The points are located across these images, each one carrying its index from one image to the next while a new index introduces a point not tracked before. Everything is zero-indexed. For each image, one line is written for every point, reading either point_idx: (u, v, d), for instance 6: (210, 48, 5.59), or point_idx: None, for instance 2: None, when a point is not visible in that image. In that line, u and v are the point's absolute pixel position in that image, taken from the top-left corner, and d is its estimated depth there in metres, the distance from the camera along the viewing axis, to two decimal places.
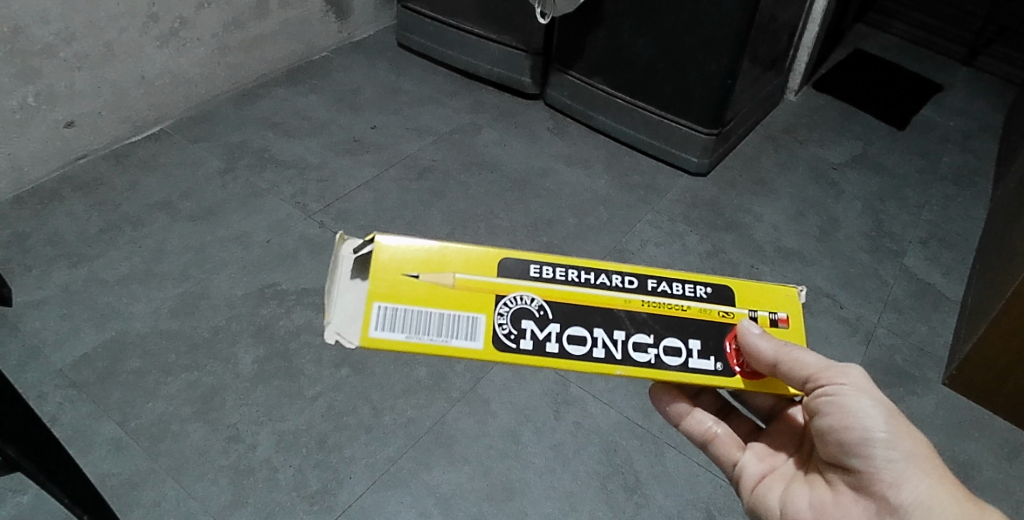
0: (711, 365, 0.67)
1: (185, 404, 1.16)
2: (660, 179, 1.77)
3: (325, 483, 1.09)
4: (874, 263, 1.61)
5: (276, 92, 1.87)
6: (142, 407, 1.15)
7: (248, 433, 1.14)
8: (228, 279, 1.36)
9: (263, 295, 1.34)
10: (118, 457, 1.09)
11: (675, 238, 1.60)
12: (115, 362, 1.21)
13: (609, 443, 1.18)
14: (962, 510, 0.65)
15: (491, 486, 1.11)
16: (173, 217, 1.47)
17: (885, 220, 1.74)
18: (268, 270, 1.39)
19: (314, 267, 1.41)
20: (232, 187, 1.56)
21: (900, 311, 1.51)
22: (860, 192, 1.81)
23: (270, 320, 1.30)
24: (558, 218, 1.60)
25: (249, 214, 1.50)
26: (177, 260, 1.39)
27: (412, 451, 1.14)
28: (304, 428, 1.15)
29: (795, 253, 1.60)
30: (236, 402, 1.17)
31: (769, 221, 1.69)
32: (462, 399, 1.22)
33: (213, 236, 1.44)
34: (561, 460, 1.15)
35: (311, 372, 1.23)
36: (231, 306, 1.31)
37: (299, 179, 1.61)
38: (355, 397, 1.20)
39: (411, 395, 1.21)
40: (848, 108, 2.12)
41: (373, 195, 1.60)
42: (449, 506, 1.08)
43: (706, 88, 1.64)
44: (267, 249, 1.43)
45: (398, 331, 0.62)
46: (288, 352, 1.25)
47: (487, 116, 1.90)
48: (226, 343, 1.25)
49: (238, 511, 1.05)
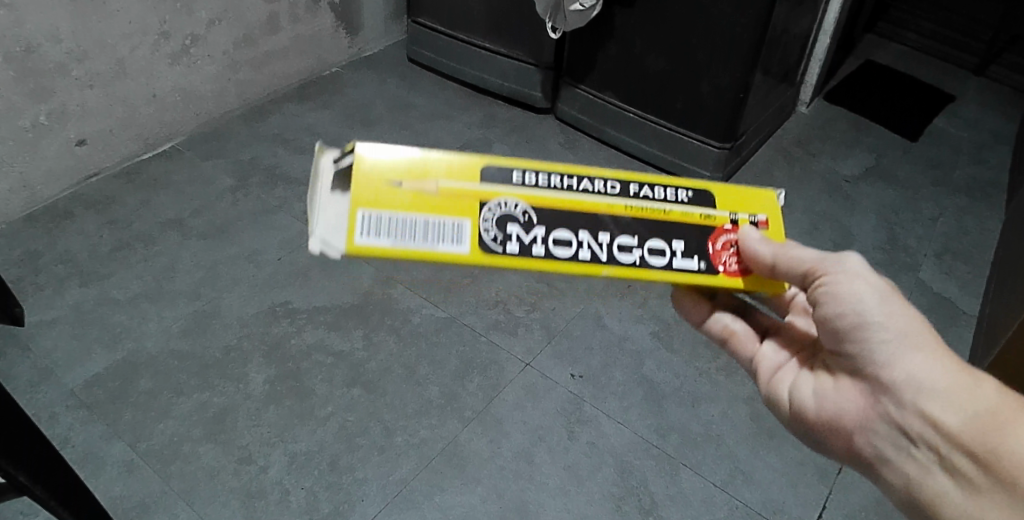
0: (695, 265, 0.61)
1: (196, 426, 1.15)
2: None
3: (337, 508, 1.08)
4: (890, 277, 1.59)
5: (287, 108, 1.87)
6: (153, 427, 1.15)
7: (259, 455, 1.13)
8: (239, 296, 1.36)
9: (274, 314, 1.33)
10: (129, 480, 1.08)
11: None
12: (127, 382, 1.20)
13: (624, 465, 1.17)
14: (962, 382, 0.60)
15: (503, 511, 1.09)
16: (184, 235, 1.47)
17: (900, 234, 1.72)
18: (280, 288, 1.38)
19: (326, 285, 1.40)
20: (243, 205, 1.56)
21: None
22: (874, 206, 1.80)
23: (282, 339, 1.30)
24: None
25: (261, 232, 1.50)
26: (189, 277, 1.39)
27: (424, 473, 1.13)
28: (315, 451, 1.14)
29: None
30: (248, 424, 1.16)
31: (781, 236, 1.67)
32: (474, 420, 1.21)
33: (224, 254, 1.44)
34: (575, 485, 1.13)
35: (323, 392, 1.22)
36: (243, 324, 1.31)
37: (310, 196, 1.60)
38: (367, 418, 1.19)
39: (423, 416, 1.20)
40: (859, 119, 2.11)
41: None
42: None
43: (719, 101, 1.64)
44: (279, 268, 1.42)
45: (383, 238, 0.56)
46: (298, 371, 1.25)
47: (497, 131, 1.90)
48: (237, 362, 1.25)
49: None
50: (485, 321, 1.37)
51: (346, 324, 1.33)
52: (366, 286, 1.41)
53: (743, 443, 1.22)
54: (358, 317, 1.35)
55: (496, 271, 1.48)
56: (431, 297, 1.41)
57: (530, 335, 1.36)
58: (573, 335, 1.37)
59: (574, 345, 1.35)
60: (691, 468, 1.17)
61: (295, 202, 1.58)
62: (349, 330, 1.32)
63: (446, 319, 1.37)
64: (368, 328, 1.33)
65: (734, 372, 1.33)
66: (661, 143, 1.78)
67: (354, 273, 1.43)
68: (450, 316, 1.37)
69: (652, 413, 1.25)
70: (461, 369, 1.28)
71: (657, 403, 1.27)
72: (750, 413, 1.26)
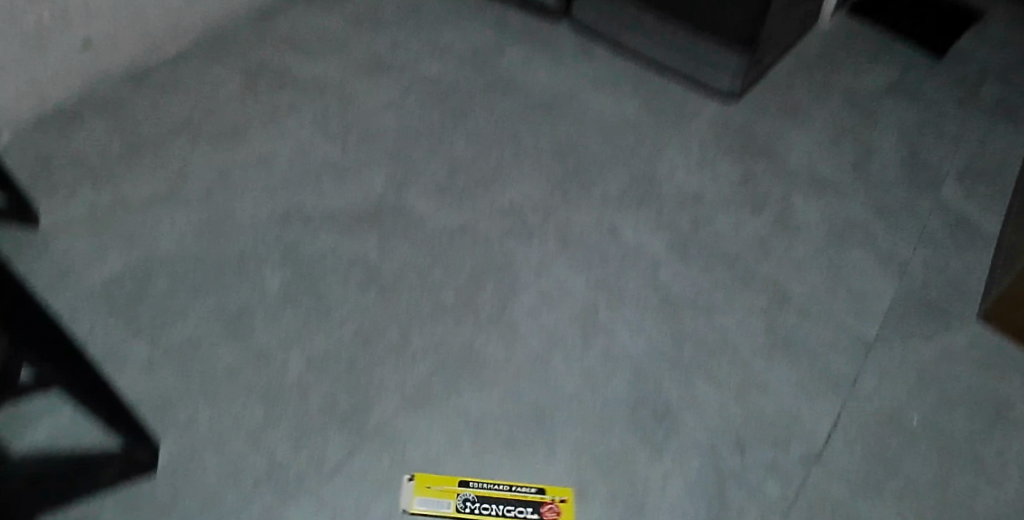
0: None
1: (215, 330, 1.16)
2: (690, 105, 1.69)
3: (356, 411, 1.08)
4: (915, 196, 1.56)
5: (292, 8, 1.79)
6: (172, 330, 1.15)
7: (278, 359, 1.14)
8: (251, 203, 1.34)
9: (288, 222, 1.32)
10: (150, 379, 1.09)
11: (705, 167, 1.54)
12: (144, 285, 1.21)
13: (640, 378, 1.17)
14: None
15: (520, 419, 1.10)
16: (193, 140, 1.44)
17: (929, 151, 1.67)
18: (292, 196, 1.36)
19: (339, 194, 1.38)
20: (252, 109, 1.52)
21: (937, 242, 1.46)
22: (902, 124, 1.73)
23: (296, 247, 1.28)
24: (587, 144, 1.55)
25: (271, 138, 1.47)
26: (200, 182, 1.36)
27: (441, 382, 1.13)
28: (332, 357, 1.15)
29: (832, 184, 1.55)
30: (265, 331, 1.17)
31: (804, 151, 1.62)
32: (491, 330, 1.20)
33: (235, 160, 1.42)
34: (592, 396, 1.14)
35: (338, 300, 1.21)
36: (255, 231, 1.30)
37: (320, 102, 1.56)
38: (382, 326, 1.19)
39: (440, 324, 1.20)
40: (888, 29, 2.01)
41: (395, 118, 1.54)
42: (480, 428, 1.08)
43: (745, 5, 1.55)
44: (291, 176, 1.40)
45: None
46: (314, 279, 1.24)
47: (511, 36, 1.82)
48: (252, 268, 1.24)
49: (272, 429, 1.05)
50: (501, 232, 1.35)
51: (360, 234, 1.31)
52: (379, 195, 1.39)
53: (759, 359, 1.22)
54: (372, 225, 1.33)
55: (511, 183, 1.45)
56: (446, 208, 1.38)
57: (545, 247, 1.34)
58: (589, 248, 1.34)
59: (590, 258, 1.33)
60: (707, 381, 1.17)
61: (304, 107, 1.54)
62: (362, 238, 1.31)
63: (459, 227, 1.35)
64: (381, 237, 1.31)
65: (751, 288, 1.32)
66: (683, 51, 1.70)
67: (367, 182, 1.41)
68: (465, 226, 1.35)
69: (669, 328, 1.24)
70: (476, 279, 1.27)
71: (673, 315, 1.26)
72: (764, 324, 1.26)
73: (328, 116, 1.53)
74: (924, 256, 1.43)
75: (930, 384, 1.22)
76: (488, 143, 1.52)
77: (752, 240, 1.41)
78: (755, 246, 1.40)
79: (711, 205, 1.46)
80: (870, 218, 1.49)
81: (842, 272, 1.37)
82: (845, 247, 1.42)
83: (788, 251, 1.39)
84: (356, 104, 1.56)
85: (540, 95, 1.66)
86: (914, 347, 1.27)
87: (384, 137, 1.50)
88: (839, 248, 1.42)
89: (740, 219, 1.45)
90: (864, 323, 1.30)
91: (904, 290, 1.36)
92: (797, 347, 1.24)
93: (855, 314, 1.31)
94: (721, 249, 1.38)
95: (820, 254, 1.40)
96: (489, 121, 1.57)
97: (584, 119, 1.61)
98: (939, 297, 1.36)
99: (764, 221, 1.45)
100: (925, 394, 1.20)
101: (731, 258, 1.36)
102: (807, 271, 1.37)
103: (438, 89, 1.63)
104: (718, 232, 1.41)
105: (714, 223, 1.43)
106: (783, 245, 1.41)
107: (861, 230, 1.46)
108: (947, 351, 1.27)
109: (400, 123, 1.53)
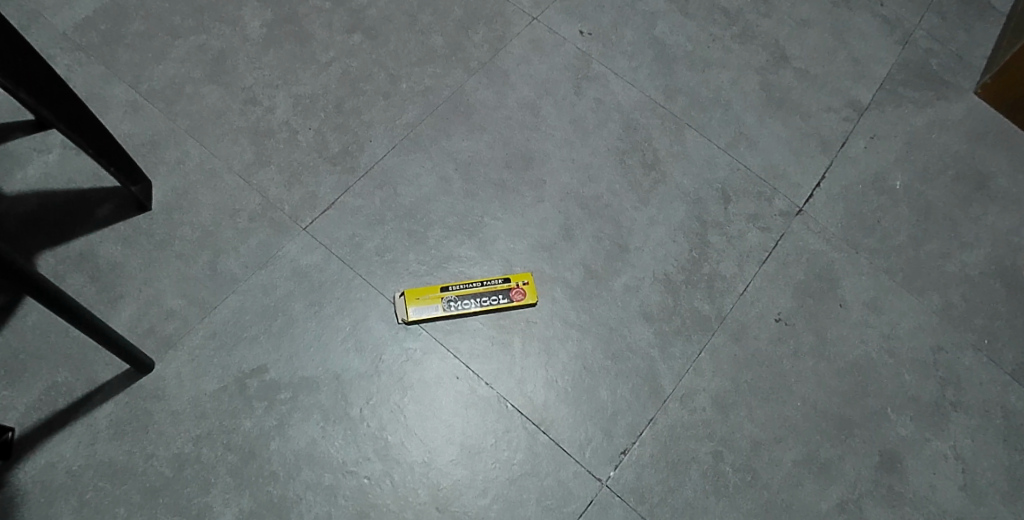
0: None
1: (147, 408, 0.98)
2: (694, 11, 1.36)
3: (328, 453, 0.98)
4: (953, 95, 1.32)
5: None
6: (94, 412, 0.97)
7: (225, 434, 0.97)
8: (165, 178, 1.12)
9: (208, 277, 1.06)
10: (87, 450, 0.95)
11: (705, 73, 1.30)
12: (52, 362, 0.99)
13: (641, 417, 1.03)
14: None
15: (509, 446, 1.00)
16: (65, 178, 1.10)
17: (978, 41, 1.38)
18: (210, 195, 1.11)
19: (271, 145, 1.16)
20: (148, 20, 1.24)
21: (960, 135, 1.28)
22: (953, 9, 1.41)
23: (223, 314, 1.04)
24: (564, 72, 1.27)
25: (176, 60, 1.21)
26: (84, 243, 1.06)
27: (418, 424, 1.01)
28: (289, 421, 0.99)
29: (851, 71, 1.33)
30: (204, 407, 0.99)
31: (825, 45, 1.35)
32: (470, 376, 1.04)
33: (135, 113, 1.16)
34: (587, 428, 1.02)
35: (285, 366, 1.02)
36: (169, 302, 1.04)
37: (231, 3, 1.27)
38: (344, 389, 1.02)
39: (409, 378, 1.03)
40: None
41: (326, 18, 1.27)
42: (458, 325, 1.07)
43: None
44: (205, 155, 1.14)
45: None
46: (250, 345, 1.03)
47: None
48: (174, 345, 1.02)
49: (249, 338, 1.03)
50: (467, 194, 1.16)
51: (299, 257, 1.09)
52: (317, 169, 1.15)
53: (775, 392, 1.07)
54: (316, 178, 1.14)
55: (473, 117, 1.22)
56: (401, 148, 1.18)
57: (520, 199, 1.16)
58: (575, 222, 1.15)
59: (575, 215, 1.16)
60: (715, 412, 1.05)
61: (210, 20, 1.25)
62: (307, 229, 1.11)
63: None
64: (330, 228, 1.11)
65: (773, 328, 1.11)
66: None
67: (300, 128, 1.18)
68: (425, 170, 1.17)
69: (676, 374, 1.06)
70: (447, 334, 1.06)
71: (685, 367, 1.07)
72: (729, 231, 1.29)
73: (246, 14, 1.26)
74: (954, 179, 1.24)
75: (962, 411, 1.07)
76: (441, 63, 1.26)
77: (771, 234, 1.17)
78: (777, 254, 1.16)
79: (712, 129, 1.25)
80: (902, 150, 1.26)
81: (874, 266, 1.16)
82: (869, 192, 1.22)
83: (798, 185, 1.22)
84: (273, 24, 1.26)
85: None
86: (950, 357, 1.11)
87: (315, 64, 1.23)
88: (873, 235, 1.19)
89: (760, 211, 1.19)
90: (898, 339, 1.11)
91: (935, 251, 1.18)
92: (819, 370, 1.09)
93: (882, 309, 1.13)
94: (724, 187, 1.20)
95: (853, 257, 1.17)
96: (441, 32, 1.29)
97: (556, 29, 1.32)
98: (995, 323, 1.13)
99: (783, 183, 1.22)
100: (952, 421, 1.07)
101: (751, 291, 1.13)
102: (832, 261, 1.16)
103: (371, 3, 1.30)
104: (728, 208, 1.19)
105: (718, 176, 1.21)
106: (809, 246, 1.17)
107: (889, 160, 1.25)
108: (988, 367, 1.10)
109: (333, 23, 1.27)
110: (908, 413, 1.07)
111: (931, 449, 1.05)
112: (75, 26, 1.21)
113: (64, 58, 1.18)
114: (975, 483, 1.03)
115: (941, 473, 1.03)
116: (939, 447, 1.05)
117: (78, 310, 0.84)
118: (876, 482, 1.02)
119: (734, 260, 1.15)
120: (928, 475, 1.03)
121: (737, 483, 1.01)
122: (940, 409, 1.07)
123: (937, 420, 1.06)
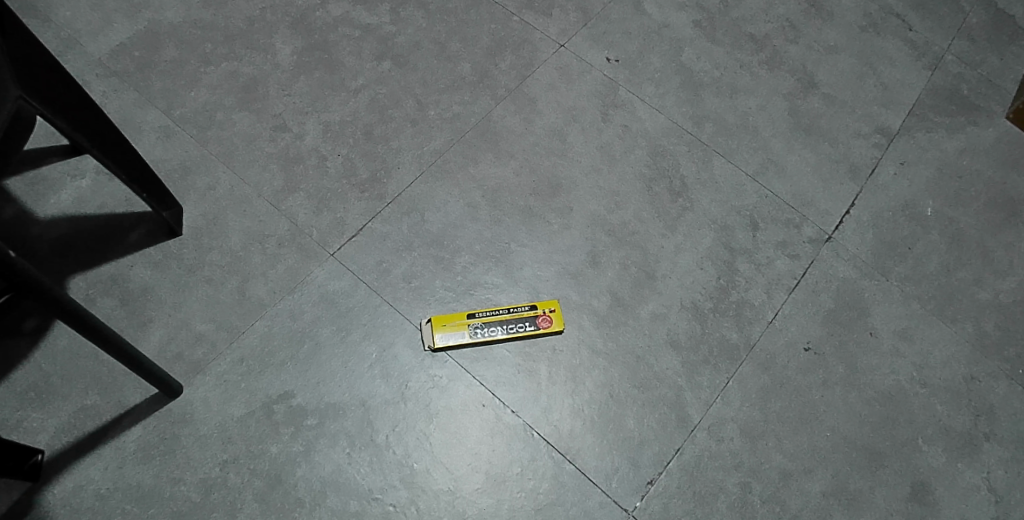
0: None
1: (174, 432, 0.99)
2: (721, 38, 1.36)
3: (354, 480, 0.98)
4: (984, 121, 1.30)
5: None
6: (122, 435, 0.98)
7: (252, 459, 0.98)
8: (196, 202, 1.13)
9: (236, 302, 1.07)
10: (116, 473, 0.96)
11: (732, 100, 1.30)
12: (82, 385, 1.00)
13: (668, 447, 1.02)
14: None
15: (535, 475, 1.00)
16: (98, 202, 1.12)
17: (1010, 66, 1.37)
18: (239, 220, 1.12)
19: (300, 171, 1.17)
20: (182, 46, 1.26)
21: (994, 160, 1.27)
22: (983, 34, 1.40)
23: (250, 340, 1.05)
24: (591, 98, 1.28)
25: (208, 87, 1.22)
26: (116, 267, 1.08)
27: (443, 452, 1.01)
28: (315, 447, 0.99)
29: (880, 97, 1.32)
30: (231, 432, 0.99)
31: (854, 71, 1.34)
32: (496, 404, 1.04)
33: (167, 138, 1.17)
34: (613, 458, 1.01)
35: (311, 392, 1.02)
36: (197, 327, 1.05)
37: (263, 31, 1.29)
38: (370, 415, 1.02)
39: (435, 405, 1.03)
40: None
41: (356, 45, 1.29)
42: (486, 352, 1.07)
43: None
44: (235, 181, 1.15)
45: None
46: (278, 371, 1.03)
47: None
48: (203, 370, 1.02)
49: (278, 365, 1.03)
50: (494, 220, 1.16)
51: (327, 283, 1.09)
52: (346, 195, 1.16)
53: (804, 422, 1.05)
54: (344, 204, 1.15)
55: (501, 144, 1.22)
56: (429, 175, 1.19)
57: (547, 225, 1.16)
58: (602, 250, 1.15)
59: (601, 242, 1.15)
60: (743, 442, 1.03)
61: (242, 47, 1.27)
62: (334, 255, 1.11)
63: None
64: (358, 254, 1.12)
65: (802, 358, 1.09)
66: (702, 9, 1.39)
67: (328, 155, 1.19)
68: (452, 197, 1.17)
69: (703, 404, 1.05)
70: (473, 361, 1.06)
71: (713, 397, 1.06)
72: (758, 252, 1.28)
73: (278, 41, 1.28)
74: (986, 205, 1.22)
75: (995, 442, 1.05)
76: (469, 90, 1.27)
77: (799, 261, 1.16)
78: (806, 282, 1.15)
79: (739, 155, 1.24)
80: (933, 176, 1.25)
81: (905, 294, 1.15)
82: (899, 219, 1.21)
83: (827, 212, 1.21)
84: (303, 51, 1.28)
85: (526, 27, 1.34)
86: (983, 387, 1.09)
87: (344, 91, 1.24)
88: (904, 263, 1.17)
89: (788, 239, 1.18)
90: (930, 369, 1.10)
91: (967, 279, 1.16)
92: (849, 400, 1.07)
93: (913, 338, 1.12)
94: (752, 214, 1.19)
95: (884, 285, 1.15)
96: (469, 59, 1.30)
97: (583, 56, 1.32)
98: None
99: (812, 211, 1.21)
100: (987, 453, 1.04)
101: (780, 319, 1.12)
102: (862, 289, 1.15)
103: (400, 31, 1.31)
104: (756, 235, 1.18)
105: (746, 203, 1.20)
106: (838, 273, 1.16)
107: (919, 187, 1.24)
108: None
109: (363, 50, 1.29)
110: (940, 444, 1.05)
111: (964, 481, 1.02)
112: (110, 52, 1.24)
113: (100, 85, 1.21)
114: (1010, 515, 1.00)
115: (974, 506, 1.01)
116: (972, 479, 1.02)
117: (111, 337, 0.85)
118: (908, 514, 1.00)
119: (762, 288, 1.14)
120: (960, 508, 1.01)
121: (765, 514, 0.99)
122: (973, 440, 1.05)
123: (970, 452, 1.04)
